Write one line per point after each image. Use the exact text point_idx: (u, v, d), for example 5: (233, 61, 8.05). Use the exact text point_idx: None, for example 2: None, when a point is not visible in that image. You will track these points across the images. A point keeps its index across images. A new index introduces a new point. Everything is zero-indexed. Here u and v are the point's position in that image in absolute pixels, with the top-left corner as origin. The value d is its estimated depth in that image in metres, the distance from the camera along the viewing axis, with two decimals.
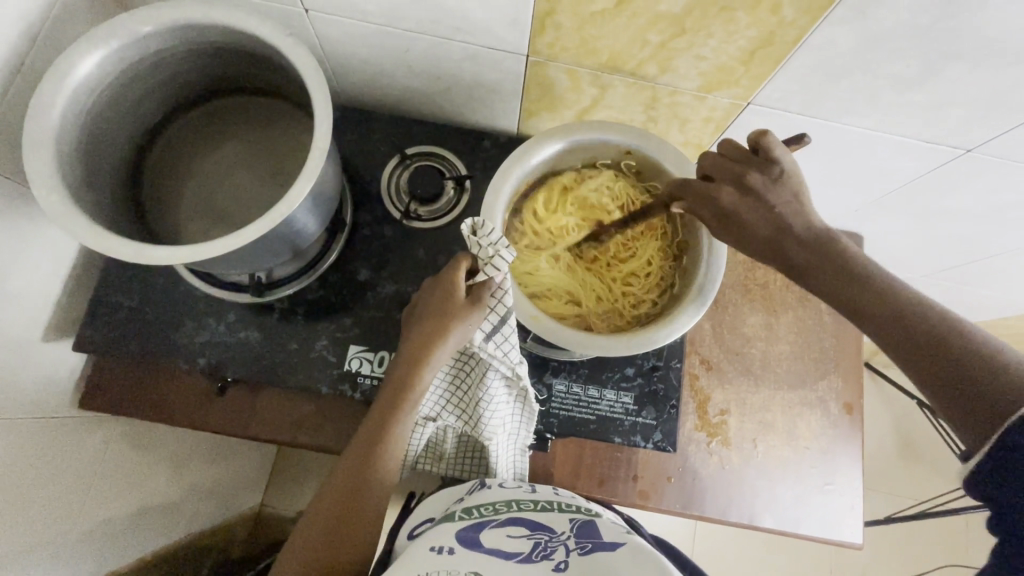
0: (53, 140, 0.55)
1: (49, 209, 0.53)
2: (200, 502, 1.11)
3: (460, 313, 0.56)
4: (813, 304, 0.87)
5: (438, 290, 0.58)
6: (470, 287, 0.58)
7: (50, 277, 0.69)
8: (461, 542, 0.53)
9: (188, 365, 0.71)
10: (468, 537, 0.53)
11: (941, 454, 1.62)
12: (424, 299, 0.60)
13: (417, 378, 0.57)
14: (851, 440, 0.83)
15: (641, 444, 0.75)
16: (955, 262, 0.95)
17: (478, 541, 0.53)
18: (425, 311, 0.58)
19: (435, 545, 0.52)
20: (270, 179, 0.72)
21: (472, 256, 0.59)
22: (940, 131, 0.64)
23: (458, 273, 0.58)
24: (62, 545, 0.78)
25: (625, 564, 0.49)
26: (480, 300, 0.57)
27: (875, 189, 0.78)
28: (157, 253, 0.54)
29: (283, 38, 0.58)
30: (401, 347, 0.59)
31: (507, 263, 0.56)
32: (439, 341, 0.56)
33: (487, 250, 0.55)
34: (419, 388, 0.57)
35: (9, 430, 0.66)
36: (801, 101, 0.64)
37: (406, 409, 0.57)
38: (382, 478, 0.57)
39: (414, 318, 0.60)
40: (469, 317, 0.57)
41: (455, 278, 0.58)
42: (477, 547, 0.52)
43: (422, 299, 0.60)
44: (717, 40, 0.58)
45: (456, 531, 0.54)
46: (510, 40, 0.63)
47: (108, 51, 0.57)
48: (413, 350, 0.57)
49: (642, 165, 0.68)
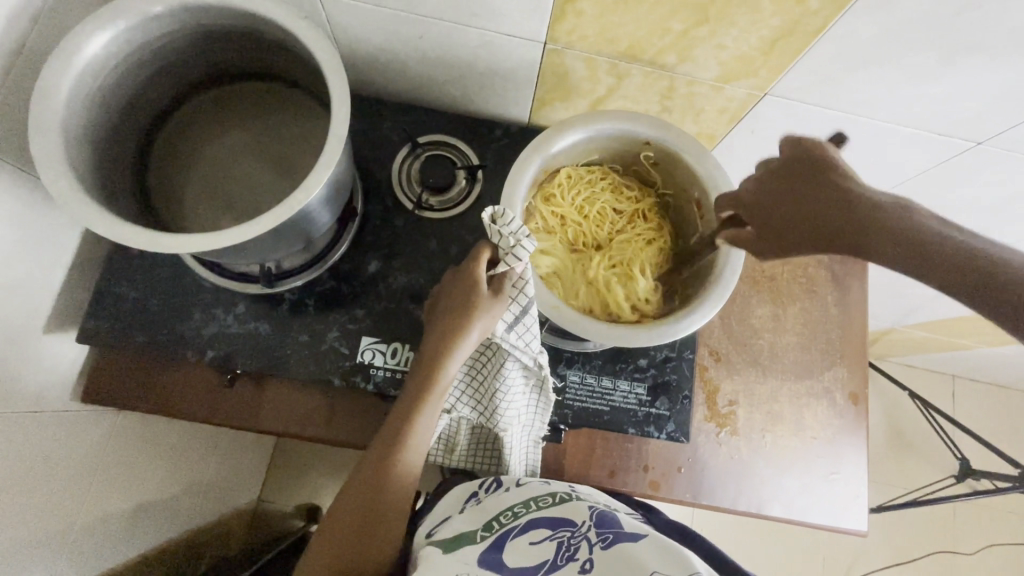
0: (61, 123, 0.53)
1: (58, 195, 0.51)
2: (199, 496, 1.10)
3: (482, 305, 0.56)
4: (820, 296, 0.88)
5: (462, 283, 0.57)
6: (491, 278, 0.58)
7: (52, 267, 0.67)
8: (485, 565, 0.52)
9: (195, 358, 0.70)
10: (493, 561, 0.52)
11: (931, 443, 1.66)
12: (446, 291, 0.59)
13: (440, 371, 0.56)
14: (856, 429, 0.84)
15: (654, 435, 0.75)
16: None
17: (500, 555, 0.53)
18: (448, 304, 0.58)
19: (461, 564, 0.51)
20: (279, 167, 0.71)
21: (494, 246, 0.58)
22: (952, 123, 0.65)
23: (478, 264, 0.57)
24: (63, 542, 0.76)
25: (649, 558, 0.49)
26: (501, 292, 0.56)
27: (882, 181, 0.79)
28: (171, 241, 0.53)
29: (298, 21, 0.57)
30: (424, 340, 0.59)
31: (529, 252, 0.55)
32: (462, 334, 0.56)
33: (509, 241, 0.55)
34: (444, 381, 0.57)
35: (11, 424, 0.64)
36: (818, 92, 0.64)
37: (431, 402, 0.57)
38: (406, 472, 0.56)
39: (436, 312, 0.60)
40: (493, 309, 0.56)
41: (476, 269, 0.57)
42: (501, 569, 0.51)
43: (444, 292, 0.60)
44: (739, 29, 0.58)
45: (478, 552, 0.54)
46: (529, 27, 0.62)
47: (115, 32, 0.55)
48: (437, 343, 0.57)
49: (659, 155, 0.68)
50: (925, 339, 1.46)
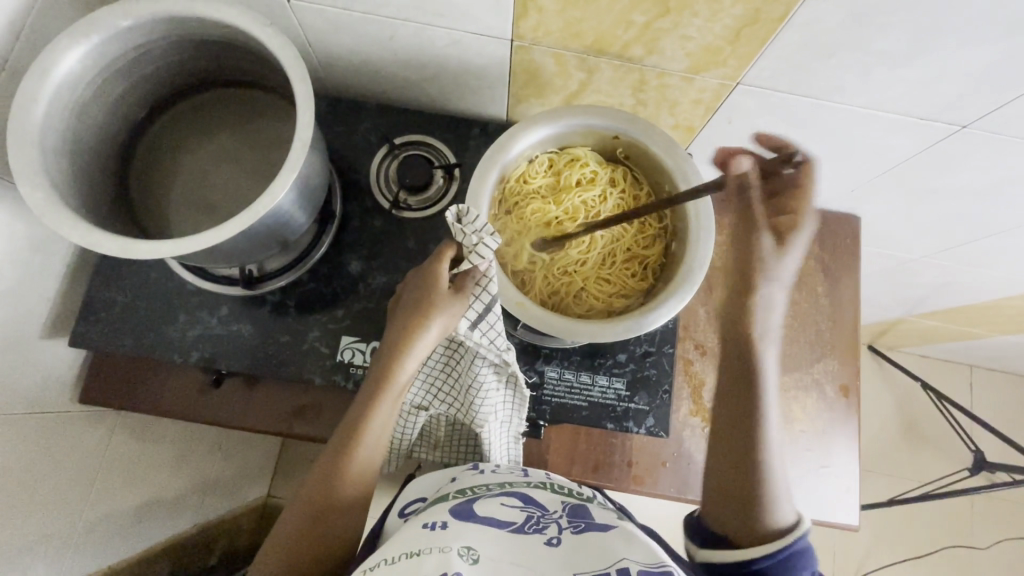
0: (38, 137, 0.55)
1: (34, 206, 0.53)
2: (205, 493, 1.13)
3: (442, 303, 0.57)
4: (809, 287, 0.86)
5: (421, 280, 0.59)
6: (453, 277, 0.59)
7: (45, 274, 0.70)
8: (455, 517, 0.51)
9: (182, 359, 0.72)
10: (462, 510, 0.53)
11: (945, 436, 1.62)
12: (406, 290, 0.61)
13: (399, 367, 0.58)
14: (847, 422, 0.83)
15: (634, 430, 0.75)
16: (953, 241, 0.94)
17: (471, 513, 0.52)
18: (406, 300, 0.59)
19: (429, 518, 0.51)
20: (257, 171, 0.72)
21: (458, 245, 0.59)
22: (932, 106, 0.63)
23: (441, 264, 0.59)
24: (68, 537, 0.79)
25: (618, 546, 0.49)
26: (462, 290, 0.58)
27: (870, 168, 0.77)
28: (142, 247, 0.54)
29: (264, 29, 0.58)
30: (384, 336, 0.60)
31: (492, 251, 0.56)
32: (421, 332, 0.57)
33: (472, 238, 0.56)
34: (402, 375, 0.58)
35: (10, 425, 0.67)
36: (791, 80, 0.63)
37: (389, 395, 0.58)
38: (363, 465, 0.57)
39: (396, 310, 0.61)
40: (451, 305, 0.58)
41: (438, 269, 0.59)
42: (469, 519, 0.51)
43: (404, 291, 0.61)
44: (702, 19, 0.57)
45: (450, 507, 0.53)
46: (493, 25, 0.63)
47: (89, 46, 0.57)
48: (396, 337, 0.58)
49: (629, 150, 0.68)
50: (935, 328, 1.42)
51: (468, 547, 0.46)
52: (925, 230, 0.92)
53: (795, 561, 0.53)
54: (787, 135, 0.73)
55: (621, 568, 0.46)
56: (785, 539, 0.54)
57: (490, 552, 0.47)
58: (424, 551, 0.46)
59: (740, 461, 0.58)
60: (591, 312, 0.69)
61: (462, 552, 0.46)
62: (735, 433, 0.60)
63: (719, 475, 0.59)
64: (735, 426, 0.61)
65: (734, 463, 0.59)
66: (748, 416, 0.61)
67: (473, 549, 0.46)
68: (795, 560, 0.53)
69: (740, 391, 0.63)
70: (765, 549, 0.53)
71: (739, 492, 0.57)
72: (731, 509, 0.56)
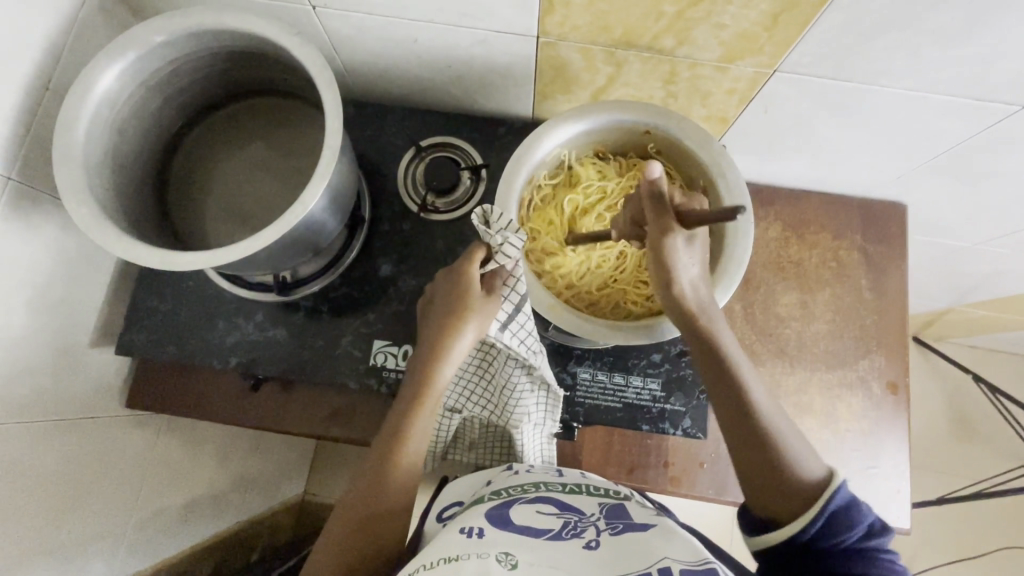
0: (82, 154, 0.57)
1: (80, 222, 0.55)
2: (246, 491, 1.17)
3: (476, 302, 0.58)
4: (852, 280, 0.82)
5: (452, 281, 0.59)
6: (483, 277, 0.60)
7: (91, 285, 0.73)
8: (492, 524, 0.51)
9: (221, 365, 0.74)
10: (499, 516, 0.52)
11: (999, 431, 1.54)
12: (436, 291, 0.61)
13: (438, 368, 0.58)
14: (895, 421, 0.79)
15: (670, 431, 0.73)
16: (1009, 228, 0.88)
17: (507, 521, 0.51)
18: (439, 300, 0.59)
19: (465, 528, 0.50)
20: (288, 178, 0.73)
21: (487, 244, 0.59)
22: (989, 86, 0.59)
23: (472, 263, 0.58)
24: (120, 536, 0.83)
25: (659, 545, 0.48)
26: (494, 290, 0.59)
27: (918, 153, 0.73)
28: (182, 258, 0.56)
29: (291, 38, 0.59)
30: (418, 341, 0.60)
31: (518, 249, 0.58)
32: (459, 331, 0.57)
33: (495, 238, 0.57)
34: (440, 377, 0.58)
35: (63, 430, 0.70)
36: (833, 64, 0.60)
37: (428, 398, 0.58)
38: (409, 468, 0.57)
39: (427, 311, 0.61)
40: (484, 304, 0.58)
41: (469, 268, 0.58)
42: (507, 527, 0.50)
43: (434, 291, 0.61)
44: (736, 6, 0.55)
45: (485, 514, 0.53)
46: (518, 23, 0.61)
47: (126, 63, 0.59)
48: (432, 340, 0.58)
49: (661, 144, 0.66)
50: (987, 318, 1.34)
51: (507, 553, 0.45)
52: (978, 216, 0.87)
53: (842, 519, 0.49)
54: (827, 122, 0.70)
55: (665, 568, 0.44)
56: (821, 500, 0.50)
57: (528, 556, 0.45)
58: (462, 556, 0.45)
59: (741, 426, 0.55)
60: (627, 317, 0.68)
61: (500, 558, 0.45)
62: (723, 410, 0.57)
63: (727, 437, 0.56)
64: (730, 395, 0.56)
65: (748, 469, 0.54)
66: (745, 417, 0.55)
67: (511, 555, 0.45)
68: (843, 518, 0.49)
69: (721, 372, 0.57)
70: (807, 515, 0.50)
71: (750, 451, 0.54)
72: (751, 482, 0.53)
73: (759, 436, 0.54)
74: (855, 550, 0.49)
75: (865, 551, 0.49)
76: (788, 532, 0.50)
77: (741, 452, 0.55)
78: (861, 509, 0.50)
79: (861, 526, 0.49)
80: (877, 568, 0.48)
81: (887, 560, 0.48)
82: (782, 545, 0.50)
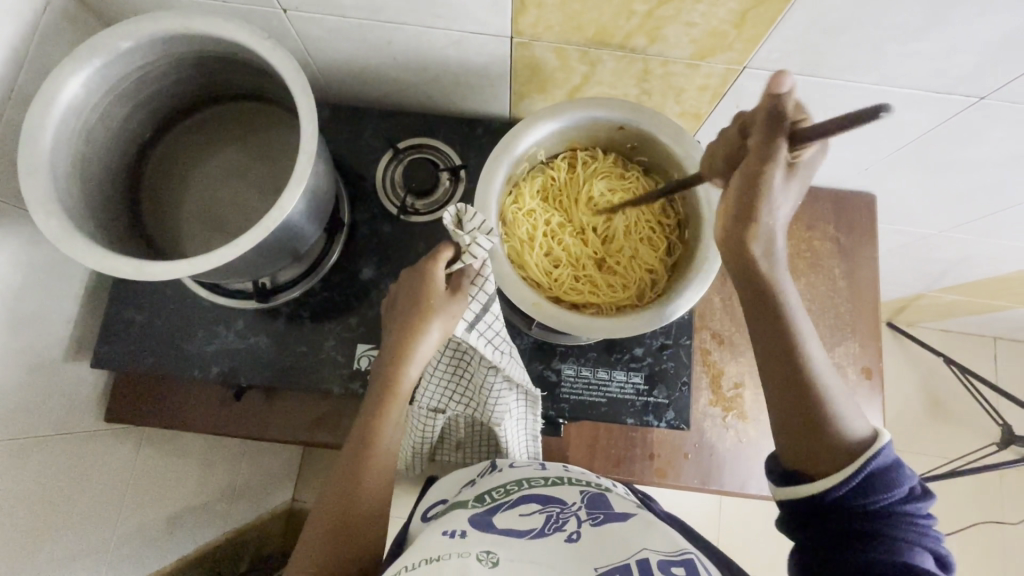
0: (48, 164, 0.55)
1: (49, 233, 0.53)
2: (233, 501, 1.15)
3: (439, 303, 0.59)
4: (826, 270, 0.84)
5: (416, 283, 0.60)
6: (447, 277, 0.61)
7: (63, 298, 0.71)
8: (474, 526, 0.52)
9: (201, 374, 0.72)
10: (481, 519, 0.53)
11: (971, 410, 1.59)
12: (400, 294, 0.61)
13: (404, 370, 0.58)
14: (871, 405, 0.81)
15: (654, 424, 0.74)
16: (972, 215, 0.92)
17: (490, 523, 0.52)
18: (404, 303, 0.60)
19: (448, 531, 0.51)
20: (263, 183, 0.72)
21: (455, 244, 0.60)
22: (950, 79, 0.61)
23: (436, 265, 0.59)
24: (102, 552, 0.81)
25: (636, 537, 0.50)
26: (459, 289, 0.60)
27: (886, 145, 0.75)
28: (157, 268, 0.55)
29: (262, 42, 0.58)
30: (381, 346, 0.60)
31: (485, 249, 0.58)
32: (421, 332, 0.58)
33: (465, 238, 0.58)
34: (406, 380, 0.59)
35: (38, 446, 0.68)
36: (801, 60, 0.61)
37: (394, 402, 0.58)
38: (379, 472, 0.57)
39: (391, 313, 0.62)
40: (449, 305, 0.59)
41: (433, 269, 0.59)
42: (489, 529, 0.51)
43: (398, 295, 0.61)
44: (705, 4, 0.56)
45: (469, 517, 0.54)
46: (492, 23, 0.62)
47: (92, 69, 0.57)
48: (398, 343, 0.59)
49: (635, 139, 0.67)
50: (957, 303, 1.39)
51: (488, 552, 0.47)
52: (944, 204, 0.90)
53: (881, 476, 0.48)
54: (798, 116, 0.72)
55: (642, 560, 0.46)
56: (861, 459, 0.48)
57: (508, 554, 0.47)
58: (443, 557, 0.46)
59: (800, 388, 0.50)
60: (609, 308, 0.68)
61: (481, 557, 0.46)
62: (762, 323, 0.52)
63: (773, 400, 0.52)
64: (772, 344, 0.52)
65: (797, 423, 0.50)
66: (797, 373, 0.50)
67: (492, 553, 0.47)
68: (884, 478, 0.48)
69: (773, 322, 0.52)
70: (835, 478, 0.48)
71: (795, 414, 0.50)
72: (794, 445, 0.51)
73: (815, 394, 0.50)
74: (891, 509, 0.47)
75: (899, 512, 0.47)
76: (819, 487, 0.48)
77: (777, 381, 0.51)
78: (904, 471, 0.49)
79: (902, 485, 0.48)
80: (907, 529, 0.47)
81: (919, 523, 0.47)
82: (817, 500, 0.49)
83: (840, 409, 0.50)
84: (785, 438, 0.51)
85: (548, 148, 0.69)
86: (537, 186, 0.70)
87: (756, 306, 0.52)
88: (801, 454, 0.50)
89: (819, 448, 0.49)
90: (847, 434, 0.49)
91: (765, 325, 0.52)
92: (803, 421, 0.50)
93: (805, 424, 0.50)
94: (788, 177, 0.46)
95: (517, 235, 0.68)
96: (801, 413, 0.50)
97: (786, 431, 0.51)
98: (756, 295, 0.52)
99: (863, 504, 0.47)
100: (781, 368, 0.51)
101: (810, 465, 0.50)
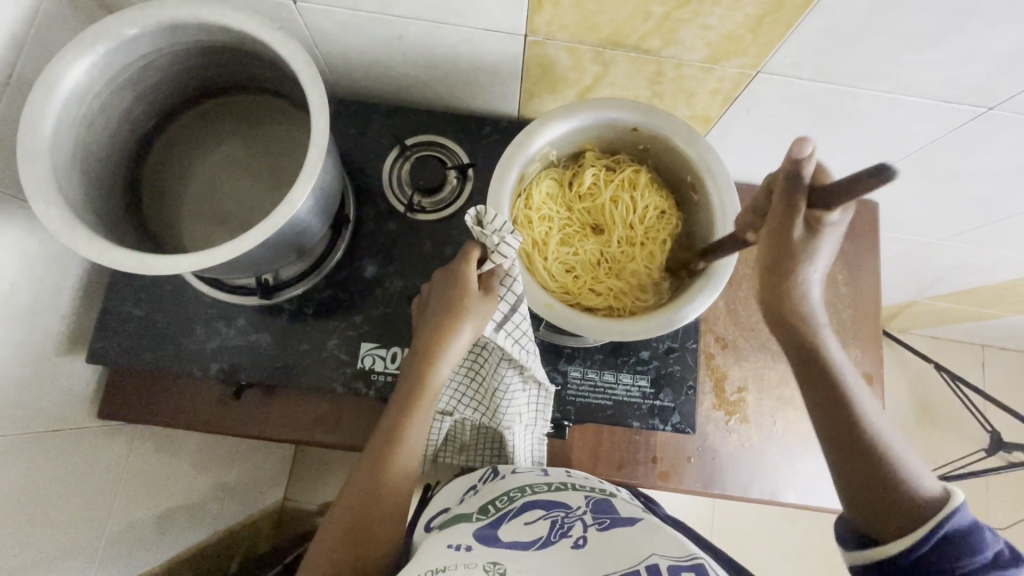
0: (49, 152, 0.54)
1: (49, 224, 0.51)
2: (225, 500, 1.13)
3: (472, 304, 0.57)
4: (829, 276, 0.84)
5: (450, 282, 0.59)
6: (480, 276, 0.59)
7: (58, 291, 0.69)
8: (481, 541, 0.51)
9: (200, 371, 0.71)
10: (485, 534, 0.52)
11: (959, 417, 1.61)
12: (434, 293, 0.60)
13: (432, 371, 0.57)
14: None
15: (659, 427, 0.74)
16: (971, 224, 0.93)
17: (496, 538, 0.52)
18: (436, 302, 0.59)
19: (453, 544, 0.50)
20: (268, 177, 0.71)
21: (482, 246, 0.59)
22: (959, 89, 0.62)
23: (469, 264, 0.58)
24: (92, 552, 0.79)
25: (644, 543, 0.49)
26: (491, 290, 0.59)
27: (892, 153, 0.76)
28: (160, 262, 0.53)
29: (273, 33, 0.57)
30: (412, 345, 0.60)
31: (514, 250, 0.57)
32: (452, 333, 0.57)
33: (493, 238, 0.56)
34: (434, 381, 0.58)
35: (30, 443, 0.66)
36: (814, 67, 0.61)
37: (421, 404, 0.57)
38: (401, 474, 0.56)
39: (423, 312, 0.61)
40: (481, 306, 0.58)
41: (466, 269, 0.58)
42: (495, 543, 0.51)
43: (431, 293, 0.60)
44: (723, 8, 0.55)
45: (474, 530, 0.53)
46: (507, 21, 0.61)
47: (95, 56, 0.55)
48: (428, 344, 0.58)
49: (650, 142, 0.67)
50: (949, 310, 1.41)
51: (494, 563, 0.47)
52: (945, 212, 0.90)
53: (962, 544, 0.48)
54: (807, 122, 0.72)
55: (651, 564, 0.46)
56: (935, 520, 0.49)
57: (517, 564, 0.47)
58: (449, 567, 0.46)
59: (863, 457, 0.52)
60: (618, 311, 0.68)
61: (488, 567, 0.46)
62: (816, 393, 0.54)
63: (837, 470, 0.53)
64: (825, 392, 0.54)
65: (866, 491, 0.51)
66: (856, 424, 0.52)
67: (499, 563, 0.47)
68: (966, 545, 0.48)
69: (829, 390, 0.54)
70: (912, 538, 0.49)
71: (870, 497, 0.51)
72: (870, 516, 0.51)
73: (876, 455, 0.52)
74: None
75: None
76: (888, 553, 0.50)
77: (819, 395, 0.54)
78: (983, 536, 0.49)
79: (984, 553, 0.48)
80: None
81: None
82: (891, 564, 0.50)
83: (903, 463, 0.52)
84: (855, 509, 0.52)
85: (560, 148, 0.69)
86: (547, 184, 0.70)
87: (808, 367, 0.54)
88: (874, 521, 0.51)
89: (894, 514, 0.50)
90: (912, 487, 0.50)
91: (815, 371, 0.54)
92: (874, 485, 0.51)
93: (873, 514, 0.51)
94: (811, 235, 0.48)
95: (528, 237, 0.68)
96: (873, 501, 0.51)
97: (850, 499, 0.52)
98: (812, 367, 0.54)
99: (949, 569, 0.48)
100: (837, 434, 0.53)
101: (886, 523, 0.50)
